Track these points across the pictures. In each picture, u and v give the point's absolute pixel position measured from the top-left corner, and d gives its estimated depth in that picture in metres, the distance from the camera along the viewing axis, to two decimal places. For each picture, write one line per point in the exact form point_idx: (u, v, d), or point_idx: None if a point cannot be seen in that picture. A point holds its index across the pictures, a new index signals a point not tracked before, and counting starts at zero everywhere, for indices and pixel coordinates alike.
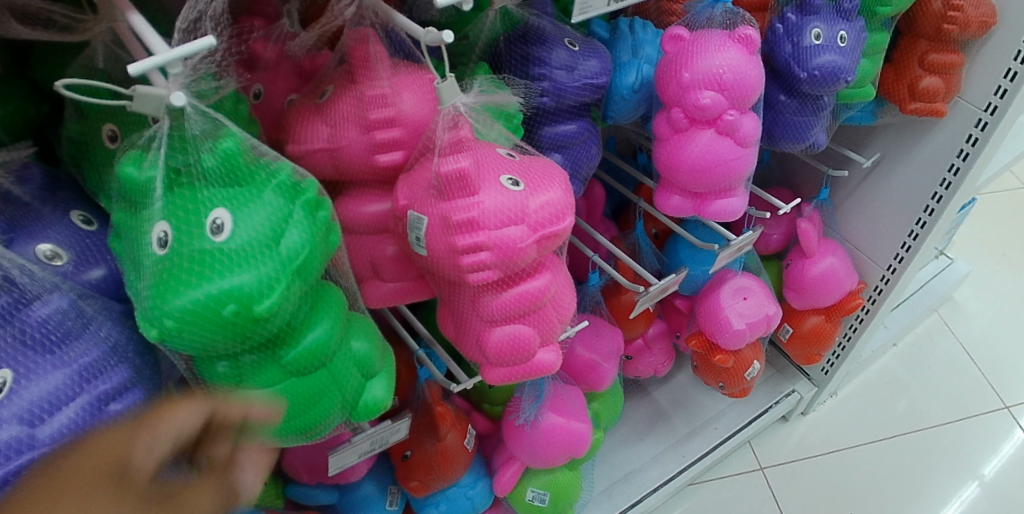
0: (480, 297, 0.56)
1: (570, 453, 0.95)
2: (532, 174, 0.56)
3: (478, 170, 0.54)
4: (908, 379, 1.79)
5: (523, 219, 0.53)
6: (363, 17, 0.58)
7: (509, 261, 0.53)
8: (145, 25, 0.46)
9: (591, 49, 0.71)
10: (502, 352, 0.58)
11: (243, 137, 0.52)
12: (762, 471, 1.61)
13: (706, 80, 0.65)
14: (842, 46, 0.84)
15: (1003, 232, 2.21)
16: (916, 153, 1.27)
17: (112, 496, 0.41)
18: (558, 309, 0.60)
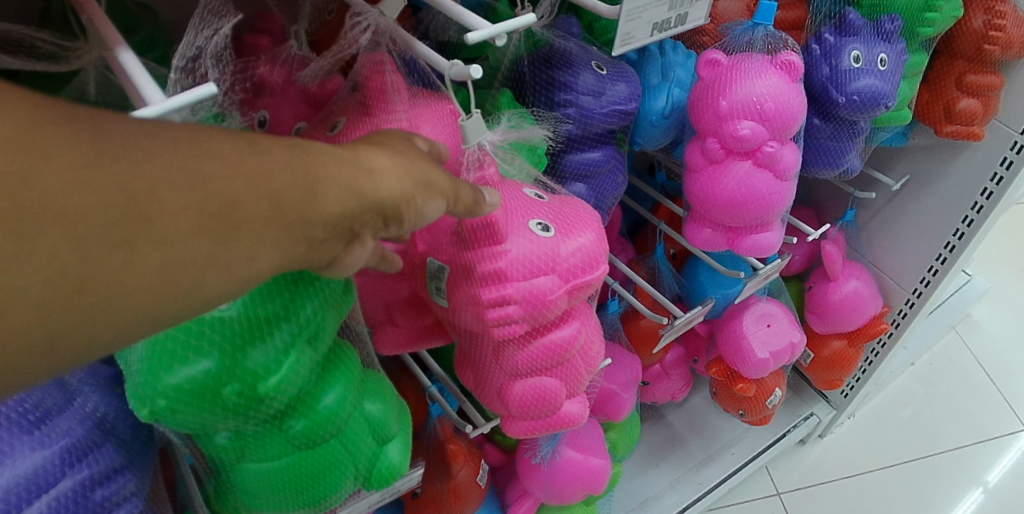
0: (504, 350, 0.54)
1: (588, 489, 0.91)
2: (563, 215, 0.53)
3: (506, 213, 0.51)
4: (929, 400, 1.74)
5: (555, 267, 0.50)
6: (379, 42, 0.54)
7: (540, 311, 0.50)
8: (137, 66, 0.43)
9: (619, 72, 0.67)
10: (525, 405, 0.56)
11: None
12: (779, 497, 1.56)
13: (745, 110, 0.60)
14: (882, 70, 0.80)
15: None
16: (948, 175, 1.22)
17: (358, 189, 0.35)
18: (587, 357, 0.58)
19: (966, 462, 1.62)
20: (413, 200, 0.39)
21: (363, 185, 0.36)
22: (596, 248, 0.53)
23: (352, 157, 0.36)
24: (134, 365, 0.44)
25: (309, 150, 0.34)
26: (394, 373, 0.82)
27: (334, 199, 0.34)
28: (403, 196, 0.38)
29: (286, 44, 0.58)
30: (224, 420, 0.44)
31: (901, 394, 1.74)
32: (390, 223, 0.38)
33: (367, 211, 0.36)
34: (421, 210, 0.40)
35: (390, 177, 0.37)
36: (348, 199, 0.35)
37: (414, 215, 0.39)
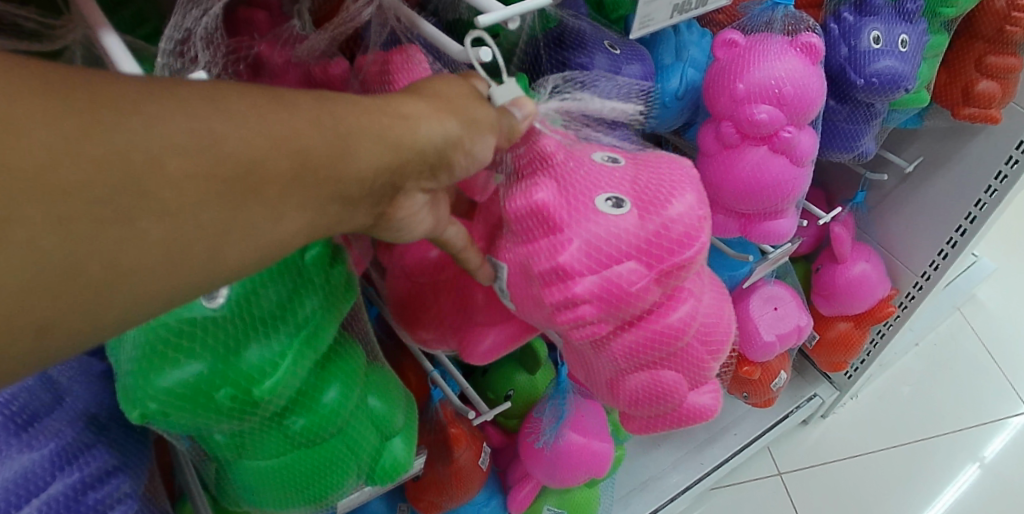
0: (602, 347, 0.51)
1: (592, 472, 0.90)
2: (647, 188, 0.49)
3: (570, 203, 0.48)
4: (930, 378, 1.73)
5: (640, 255, 0.47)
6: (386, 18, 0.54)
7: (630, 308, 0.48)
8: (124, 53, 0.42)
9: (632, 51, 0.65)
10: (638, 391, 0.54)
11: None
12: (780, 477, 1.56)
13: (762, 93, 0.58)
14: (903, 51, 0.77)
15: None
16: (962, 157, 1.20)
17: (392, 147, 0.34)
18: (708, 344, 0.55)
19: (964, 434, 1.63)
20: (459, 145, 0.37)
21: (401, 135, 0.34)
22: (690, 222, 0.48)
23: (386, 105, 0.35)
24: (127, 366, 0.42)
25: (340, 102, 0.33)
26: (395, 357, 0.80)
27: (380, 147, 0.33)
28: (446, 142, 0.36)
29: (291, 26, 0.56)
30: (222, 422, 0.43)
31: (907, 374, 1.74)
32: (437, 175, 0.37)
33: (412, 161, 0.35)
34: (470, 152, 0.38)
35: (428, 122, 0.35)
36: (389, 151, 0.34)
37: (461, 160, 0.38)
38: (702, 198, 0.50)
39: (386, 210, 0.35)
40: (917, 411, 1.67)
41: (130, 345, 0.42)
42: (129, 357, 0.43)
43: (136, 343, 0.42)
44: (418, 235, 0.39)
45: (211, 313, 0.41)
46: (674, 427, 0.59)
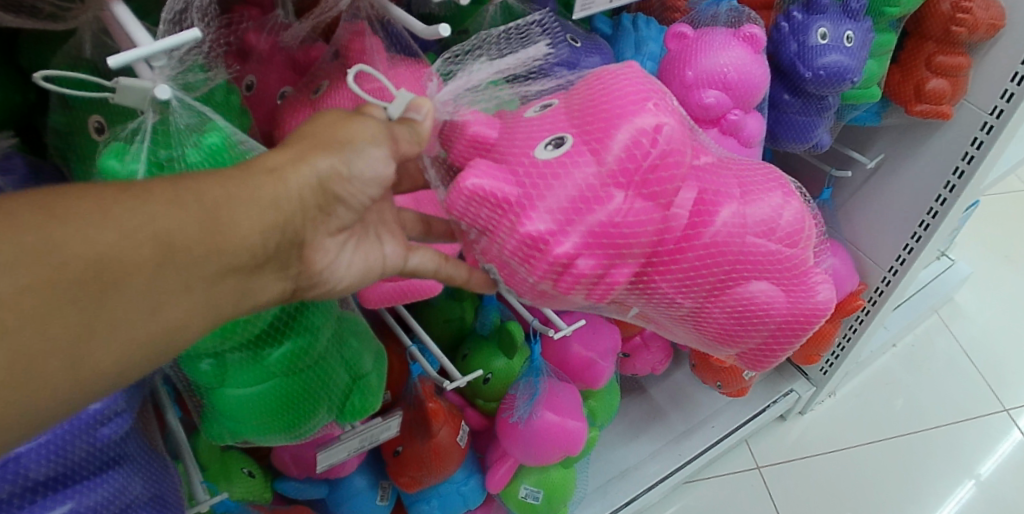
0: (659, 286, 0.58)
1: (566, 450, 0.94)
2: (593, 119, 0.53)
3: (526, 172, 0.52)
4: (913, 387, 1.76)
5: (621, 182, 0.51)
6: (359, 9, 0.63)
7: (642, 246, 0.53)
8: (132, 18, 0.48)
9: (593, 45, 0.71)
10: (735, 307, 0.59)
11: (231, 131, 0.53)
12: (759, 470, 1.60)
13: (710, 79, 0.63)
14: (849, 46, 0.83)
15: (1010, 235, 2.16)
16: (920, 156, 1.25)
17: (269, 203, 0.40)
18: (786, 237, 0.58)
19: (964, 454, 1.63)
20: (337, 180, 0.43)
21: (276, 192, 0.41)
22: (648, 128, 0.51)
23: (255, 166, 0.41)
24: None
25: (209, 182, 0.39)
26: (378, 336, 0.85)
27: (260, 212, 0.40)
28: (320, 183, 0.43)
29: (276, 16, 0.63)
30: (208, 342, 0.48)
31: (889, 384, 1.76)
32: (326, 212, 0.44)
33: (295, 214, 0.42)
34: (349, 180, 0.44)
35: (293, 171, 0.42)
36: (269, 211, 0.40)
37: (346, 194, 0.44)
38: (661, 101, 0.54)
39: (296, 262, 0.44)
40: (891, 412, 1.71)
41: None
42: None
43: None
44: (348, 278, 0.48)
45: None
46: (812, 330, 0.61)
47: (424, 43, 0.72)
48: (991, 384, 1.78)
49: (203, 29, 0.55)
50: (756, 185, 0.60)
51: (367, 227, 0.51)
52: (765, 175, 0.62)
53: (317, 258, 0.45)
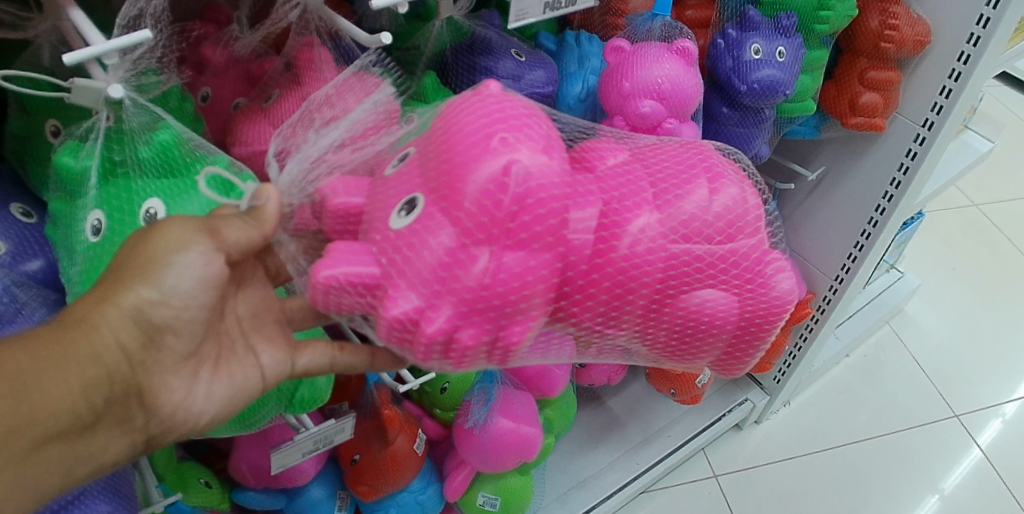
0: (589, 317, 0.62)
1: (521, 456, 0.96)
2: (440, 175, 0.54)
3: (384, 248, 0.54)
4: (872, 398, 1.73)
5: (480, 238, 0.52)
6: (307, 21, 0.70)
7: (537, 299, 0.55)
8: (86, 21, 0.51)
9: (537, 60, 0.74)
10: (677, 318, 0.63)
11: (181, 131, 0.62)
12: (716, 478, 1.58)
13: (646, 90, 0.68)
14: (780, 61, 0.88)
15: (976, 247, 2.14)
16: (858, 170, 1.29)
17: (86, 356, 0.49)
18: (724, 234, 0.62)
19: (923, 470, 1.60)
20: (151, 308, 0.51)
21: (89, 344, 0.49)
22: (498, 171, 0.52)
23: (75, 319, 0.50)
24: (76, 278, 0.60)
25: (28, 344, 0.47)
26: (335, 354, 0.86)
27: (77, 373, 0.48)
28: (137, 324, 0.51)
29: (233, 32, 0.73)
30: None
31: (850, 400, 1.73)
32: (154, 345, 0.53)
33: (115, 364, 0.50)
34: (161, 313, 0.52)
35: (107, 321, 0.50)
36: (88, 368, 0.49)
37: (164, 319, 0.52)
38: (511, 130, 0.54)
39: (142, 398, 0.53)
40: (847, 420, 1.69)
41: (81, 259, 0.59)
42: (78, 270, 0.60)
43: (85, 258, 0.59)
44: (208, 399, 0.58)
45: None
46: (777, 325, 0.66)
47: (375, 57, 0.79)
48: (941, 389, 1.76)
49: (155, 35, 0.64)
50: (673, 185, 0.62)
51: (219, 338, 0.59)
52: (685, 163, 0.64)
53: (159, 387, 0.54)
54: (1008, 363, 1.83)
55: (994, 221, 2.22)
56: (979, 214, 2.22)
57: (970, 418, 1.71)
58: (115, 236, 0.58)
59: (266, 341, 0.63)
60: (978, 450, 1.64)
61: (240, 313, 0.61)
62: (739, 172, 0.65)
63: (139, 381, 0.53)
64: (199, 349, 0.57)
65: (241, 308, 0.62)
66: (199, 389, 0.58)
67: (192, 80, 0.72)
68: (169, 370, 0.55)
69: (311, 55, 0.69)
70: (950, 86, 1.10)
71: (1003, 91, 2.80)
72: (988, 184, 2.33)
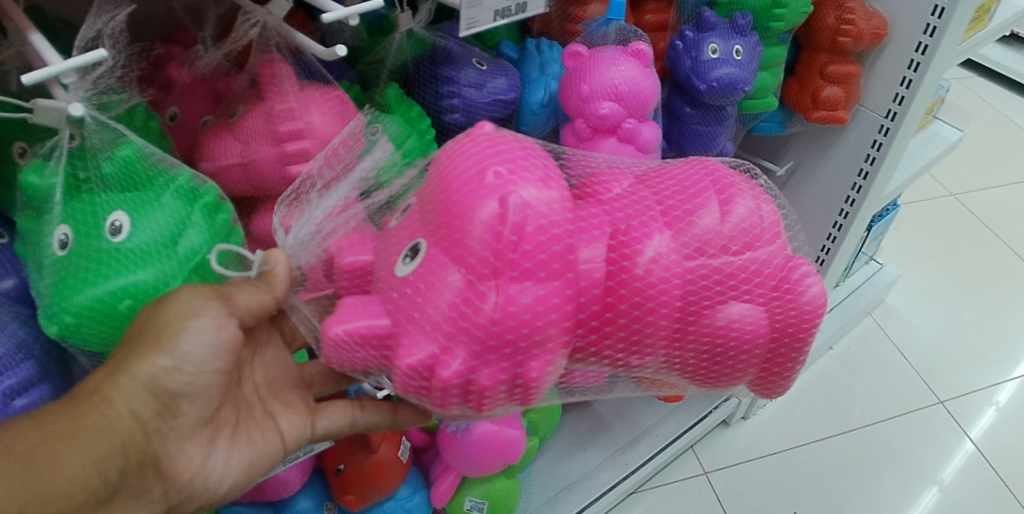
0: (605, 341, 0.63)
1: (505, 459, 0.97)
2: (438, 221, 0.58)
3: (395, 304, 0.58)
4: (861, 392, 1.73)
5: (485, 272, 0.55)
6: (268, 37, 0.72)
7: (555, 332, 0.56)
8: (46, 43, 0.52)
9: (498, 68, 0.78)
10: (705, 340, 0.64)
11: (144, 147, 0.65)
12: (706, 476, 1.55)
13: (604, 92, 0.71)
14: (739, 59, 0.91)
15: (954, 236, 2.16)
16: (829, 160, 1.31)
17: (101, 430, 0.55)
18: (739, 244, 0.63)
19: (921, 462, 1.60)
20: (164, 375, 0.57)
21: (104, 419, 0.55)
22: (498, 207, 0.55)
23: (93, 395, 0.56)
24: (45, 291, 0.61)
25: (51, 419, 0.54)
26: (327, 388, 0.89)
27: (91, 448, 0.55)
28: (150, 399, 0.57)
29: (196, 50, 0.75)
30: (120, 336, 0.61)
31: (846, 395, 1.71)
32: (168, 416, 0.59)
33: (129, 433, 0.57)
34: (171, 387, 0.58)
35: (121, 396, 0.56)
36: (102, 438, 0.55)
37: (178, 385, 0.59)
38: (504, 164, 0.58)
39: (157, 466, 0.60)
40: (831, 412, 1.68)
41: (50, 272, 0.61)
42: (47, 283, 0.62)
43: (54, 271, 0.61)
44: (224, 467, 0.65)
45: (116, 242, 0.60)
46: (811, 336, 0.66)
47: (341, 71, 0.82)
48: (924, 376, 1.77)
49: (113, 54, 0.67)
50: (684, 206, 0.64)
51: (238, 407, 0.68)
52: (692, 180, 0.67)
53: (173, 456, 0.61)
54: (993, 351, 1.85)
55: (973, 212, 2.23)
56: (956, 203, 2.25)
57: (955, 404, 1.72)
58: (82, 249, 0.60)
59: (284, 407, 0.71)
60: (971, 442, 1.64)
61: (258, 380, 0.70)
62: (751, 186, 0.67)
63: (152, 452, 0.59)
64: (215, 416, 0.65)
65: (259, 375, 0.70)
66: (215, 456, 0.65)
67: (160, 100, 0.76)
68: (185, 437, 0.62)
69: (273, 70, 0.70)
70: (909, 77, 1.13)
71: (978, 84, 2.83)
72: (960, 172, 2.37)
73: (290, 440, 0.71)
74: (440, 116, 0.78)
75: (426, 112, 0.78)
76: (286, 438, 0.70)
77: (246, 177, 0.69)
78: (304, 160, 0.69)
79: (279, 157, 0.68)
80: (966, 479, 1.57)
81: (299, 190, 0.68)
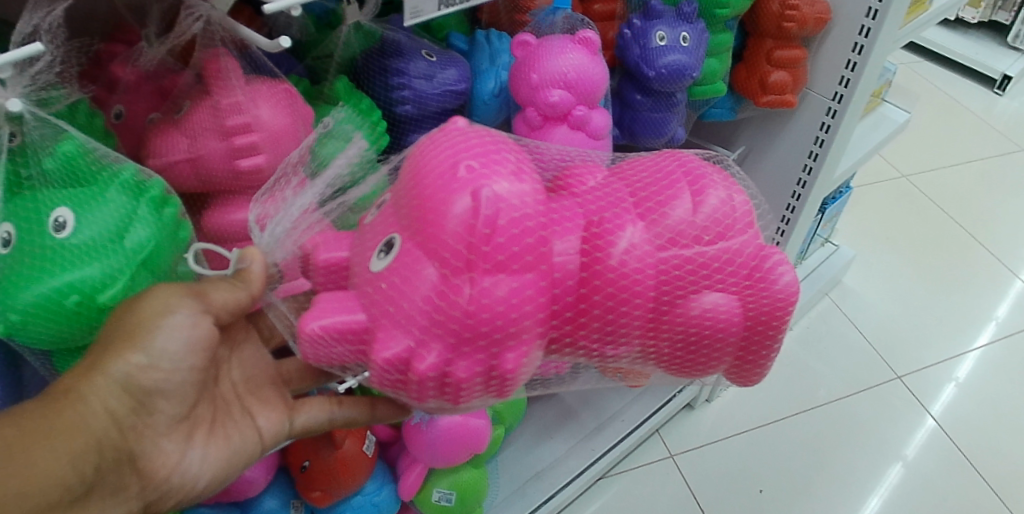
0: (581, 332, 0.63)
1: (471, 449, 0.98)
2: (410, 217, 0.59)
3: (372, 300, 0.59)
4: (824, 371, 1.74)
5: (457, 266, 0.56)
6: (211, 30, 0.71)
7: (530, 324, 0.57)
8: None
9: (447, 59, 0.82)
10: (684, 327, 0.65)
11: (85, 141, 0.65)
12: (672, 459, 1.57)
13: (553, 80, 0.76)
14: (685, 46, 0.92)
15: (907, 213, 2.20)
16: (778, 146, 1.34)
17: (76, 425, 0.56)
18: (711, 234, 0.64)
19: (886, 439, 1.62)
20: (140, 372, 0.59)
21: (79, 415, 0.57)
22: (471, 201, 0.55)
23: (68, 392, 0.57)
24: None
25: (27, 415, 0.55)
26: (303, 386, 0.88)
27: (67, 442, 0.56)
28: (125, 395, 0.59)
29: (139, 47, 0.75)
30: (70, 331, 0.61)
31: (809, 376, 1.72)
32: (143, 413, 0.60)
33: (105, 430, 0.58)
34: (146, 382, 0.59)
35: (95, 392, 0.57)
36: (78, 436, 0.56)
37: (153, 382, 0.60)
38: (476, 158, 0.58)
39: (134, 462, 0.61)
40: (791, 389, 1.69)
41: None
42: None
43: None
44: (202, 464, 0.66)
45: (60, 238, 0.60)
46: (783, 326, 0.66)
47: (289, 65, 0.82)
48: (882, 354, 1.79)
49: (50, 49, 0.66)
50: (656, 197, 0.65)
51: (216, 405, 0.68)
52: (665, 172, 0.68)
53: (150, 452, 0.62)
54: (950, 325, 1.88)
55: (924, 191, 2.27)
56: (907, 184, 2.29)
57: (912, 378, 1.74)
58: (26, 247, 0.60)
59: (262, 404, 0.72)
60: (931, 419, 1.66)
61: (235, 378, 0.70)
62: (724, 177, 0.67)
63: (128, 448, 0.60)
64: (192, 412, 0.65)
65: (236, 374, 0.71)
66: (192, 453, 0.65)
67: (103, 97, 0.75)
68: (161, 434, 0.63)
69: (219, 65, 0.70)
70: (854, 59, 1.16)
71: (923, 67, 2.90)
72: (909, 152, 2.43)
73: (268, 437, 0.71)
74: (391, 108, 0.81)
75: (377, 105, 0.81)
76: (264, 435, 0.71)
77: (195, 172, 0.69)
78: (253, 155, 0.69)
79: (227, 151, 0.68)
80: (928, 452, 1.60)
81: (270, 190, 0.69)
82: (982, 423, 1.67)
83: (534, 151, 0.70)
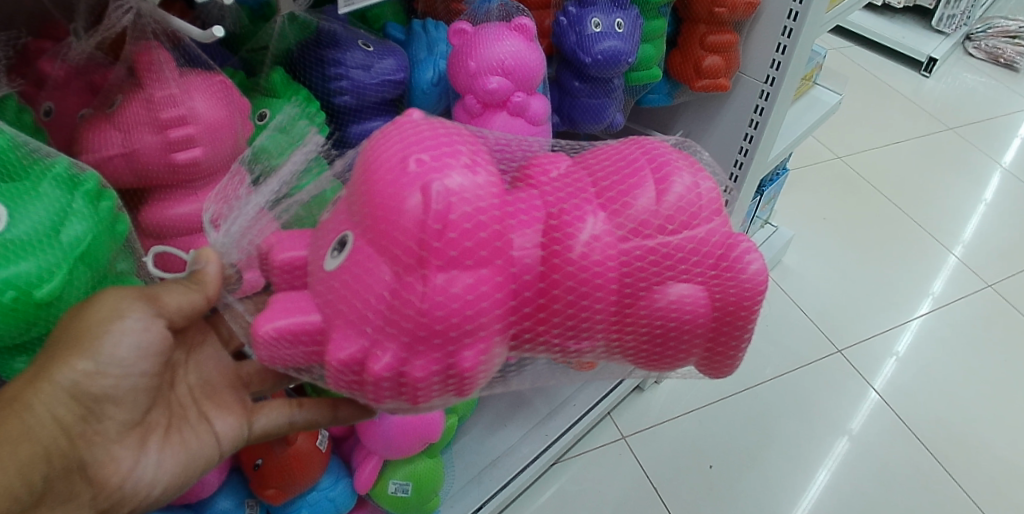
0: (544, 327, 0.64)
1: (426, 439, 0.98)
2: (362, 218, 0.59)
3: (326, 300, 0.59)
4: (768, 349, 1.79)
5: (410, 263, 0.56)
6: (142, 23, 0.71)
7: (487, 320, 0.59)
8: None
9: (384, 48, 0.82)
10: (652, 318, 0.66)
11: (16, 137, 0.65)
12: (624, 440, 1.60)
13: (491, 67, 0.78)
14: (621, 32, 0.94)
15: (842, 193, 2.28)
16: (715, 127, 1.37)
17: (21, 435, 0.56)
18: (676, 223, 0.65)
19: (830, 415, 1.68)
20: (87, 380, 0.58)
21: (24, 423, 0.56)
22: (420, 194, 0.56)
23: (15, 402, 0.57)
24: None
25: None
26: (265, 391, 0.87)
27: (12, 453, 0.55)
28: (72, 403, 0.58)
29: (67, 42, 0.74)
30: (12, 330, 0.61)
31: (755, 357, 1.77)
32: (92, 421, 0.59)
33: (51, 438, 0.57)
34: (95, 389, 0.58)
35: (42, 401, 0.57)
36: (24, 445, 0.56)
37: (103, 388, 0.59)
38: (427, 152, 0.59)
39: (84, 471, 0.60)
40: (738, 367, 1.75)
41: None
42: None
43: None
44: (156, 470, 0.64)
45: None
46: (753, 312, 0.69)
47: (223, 57, 0.82)
48: (823, 328, 1.86)
49: None
50: (618, 187, 0.66)
51: (172, 412, 0.67)
52: (628, 160, 0.69)
53: (101, 463, 0.61)
54: (886, 298, 1.96)
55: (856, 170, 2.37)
56: (842, 165, 2.38)
57: (852, 351, 1.82)
58: None
59: (218, 408, 0.70)
60: (875, 393, 1.72)
61: (191, 382, 0.69)
62: (688, 165, 0.69)
63: (77, 456, 0.59)
64: (145, 418, 0.64)
65: (192, 377, 0.69)
66: (146, 462, 0.64)
67: (33, 96, 0.74)
68: (112, 440, 0.61)
69: (150, 57, 0.69)
70: (784, 42, 1.20)
71: (856, 52, 3.00)
72: (843, 133, 2.52)
73: (226, 441, 0.70)
74: (329, 99, 0.81)
75: (314, 95, 0.81)
76: (221, 439, 0.69)
77: (130, 166, 0.68)
78: (190, 147, 0.68)
79: (163, 144, 0.67)
80: (871, 424, 1.67)
81: (216, 193, 0.69)
82: (921, 392, 1.74)
83: (494, 145, 0.71)
